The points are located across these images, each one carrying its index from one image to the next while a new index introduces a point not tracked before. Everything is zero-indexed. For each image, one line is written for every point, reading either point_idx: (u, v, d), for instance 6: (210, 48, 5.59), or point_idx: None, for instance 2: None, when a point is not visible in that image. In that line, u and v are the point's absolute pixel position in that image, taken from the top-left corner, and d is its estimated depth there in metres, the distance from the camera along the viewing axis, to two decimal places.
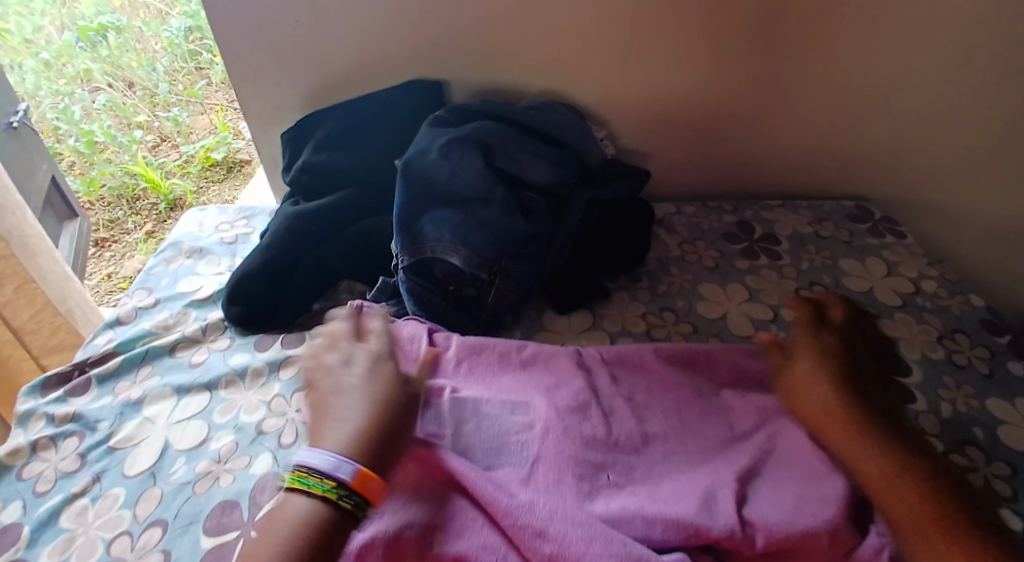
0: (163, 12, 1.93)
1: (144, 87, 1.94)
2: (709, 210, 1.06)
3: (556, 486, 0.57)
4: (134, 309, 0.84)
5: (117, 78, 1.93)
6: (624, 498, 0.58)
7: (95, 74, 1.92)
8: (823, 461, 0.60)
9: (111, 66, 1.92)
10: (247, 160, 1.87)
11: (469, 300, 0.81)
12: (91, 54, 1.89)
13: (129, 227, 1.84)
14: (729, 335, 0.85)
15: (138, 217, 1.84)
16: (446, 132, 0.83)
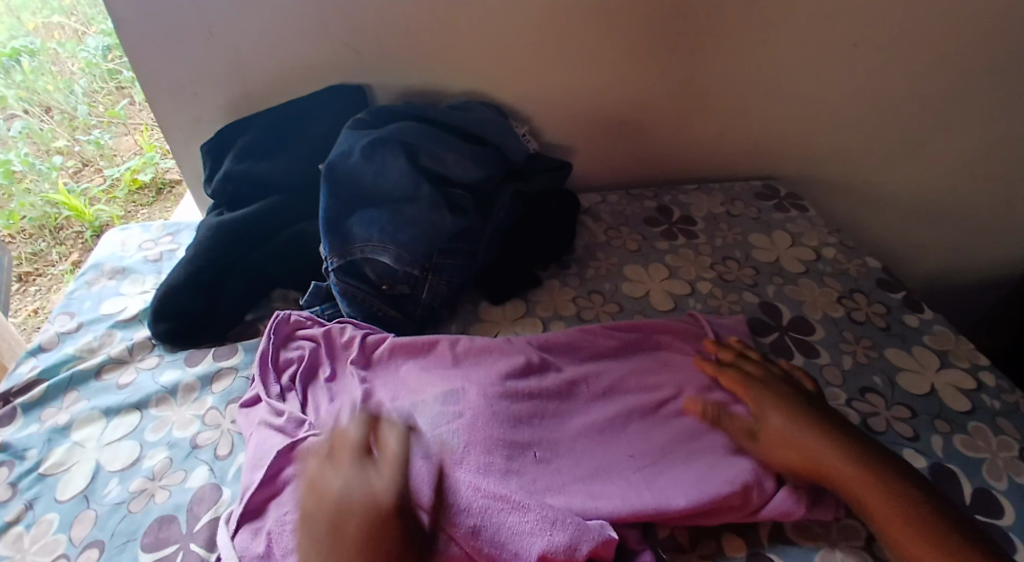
0: (78, 31, 1.84)
1: (62, 110, 1.83)
2: (631, 197, 1.11)
3: (487, 467, 0.58)
4: (55, 335, 0.83)
5: (34, 103, 1.79)
6: (550, 476, 0.61)
7: (8, 102, 1.74)
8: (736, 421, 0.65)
9: (26, 91, 1.76)
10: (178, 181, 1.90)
11: (403, 297, 0.83)
12: (1, 80, 1.72)
13: (53, 259, 1.77)
14: (652, 311, 0.90)
15: (62, 247, 1.77)
16: (367, 134, 0.86)
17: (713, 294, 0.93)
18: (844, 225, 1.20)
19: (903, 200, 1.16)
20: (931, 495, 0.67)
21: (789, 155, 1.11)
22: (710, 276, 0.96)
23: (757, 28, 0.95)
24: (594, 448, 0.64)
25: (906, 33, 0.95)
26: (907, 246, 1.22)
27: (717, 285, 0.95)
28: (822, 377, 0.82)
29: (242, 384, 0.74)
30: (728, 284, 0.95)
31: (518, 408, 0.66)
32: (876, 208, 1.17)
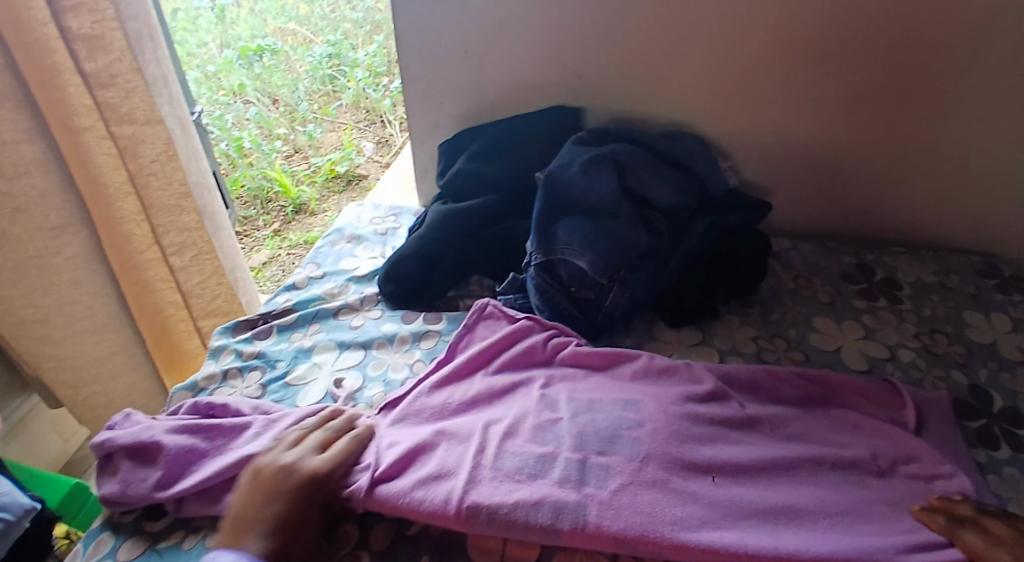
0: (308, 40, 2.36)
1: (286, 104, 2.24)
2: (829, 250, 1.06)
3: (662, 483, 0.60)
4: (305, 278, 0.98)
5: (264, 94, 2.22)
6: (724, 503, 0.60)
7: (246, 90, 2.20)
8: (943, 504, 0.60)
9: (261, 83, 2.22)
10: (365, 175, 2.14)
11: (587, 301, 0.88)
12: (246, 71, 2.20)
13: (260, 224, 2.01)
14: (841, 367, 0.86)
15: (268, 216, 2.03)
16: (586, 151, 0.92)
17: (916, 366, 0.86)
18: None
19: None
20: None
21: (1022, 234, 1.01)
22: (913, 345, 0.89)
23: (1006, 92, 0.89)
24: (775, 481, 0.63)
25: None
26: None
27: (919, 356, 0.87)
28: None
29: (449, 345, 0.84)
30: (936, 358, 0.87)
31: (700, 431, 0.66)
32: None
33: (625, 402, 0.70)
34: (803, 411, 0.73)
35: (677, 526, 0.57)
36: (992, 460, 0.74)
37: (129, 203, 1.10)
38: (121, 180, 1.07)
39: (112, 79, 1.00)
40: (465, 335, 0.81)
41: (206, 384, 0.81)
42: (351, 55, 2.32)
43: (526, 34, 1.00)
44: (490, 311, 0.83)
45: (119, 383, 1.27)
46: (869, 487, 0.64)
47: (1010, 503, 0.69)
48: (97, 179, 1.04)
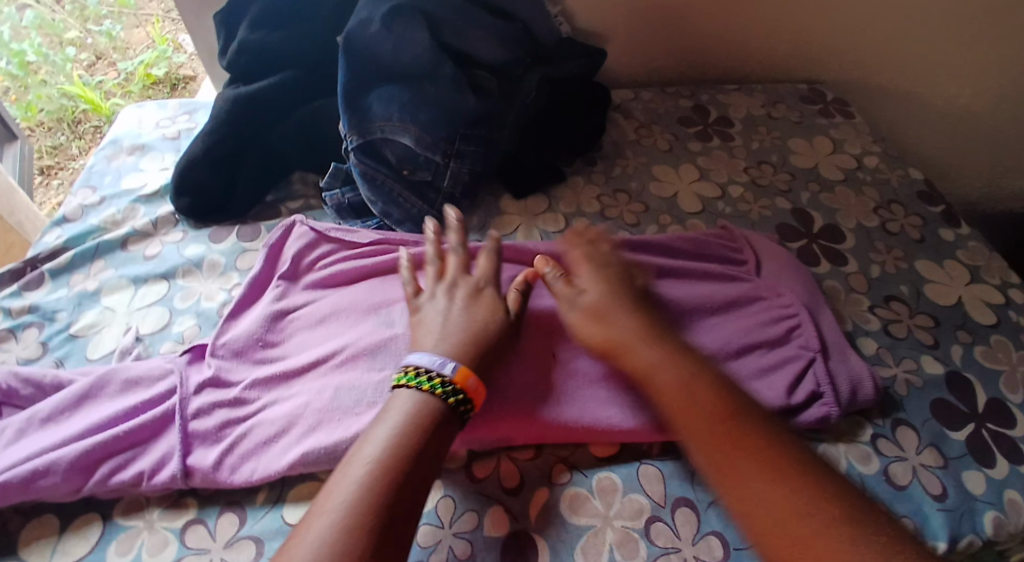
0: None
1: None
2: (666, 95, 1.04)
3: (502, 373, 0.58)
4: (78, 207, 0.82)
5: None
6: (563, 382, 0.60)
7: None
8: (767, 351, 0.64)
9: None
10: (191, 75, 1.81)
11: (423, 184, 0.81)
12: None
13: (74, 153, 1.70)
14: (680, 212, 0.86)
15: (82, 141, 1.71)
16: (385, 0, 0.78)
17: (743, 199, 0.88)
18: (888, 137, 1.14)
19: (954, 112, 1.08)
20: (946, 401, 0.66)
21: (843, 54, 1.03)
22: (742, 180, 0.91)
23: None
24: None
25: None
26: (950, 164, 1.16)
27: (748, 190, 0.89)
28: (847, 283, 0.78)
29: None
30: (760, 188, 0.90)
31: (541, 307, 0.64)
32: (930, 114, 1.09)
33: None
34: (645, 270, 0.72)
35: (519, 413, 0.57)
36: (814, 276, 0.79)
37: None
38: None
39: None
40: (272, 263, 0.71)
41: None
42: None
43: None
44: (299, 228, 0.73)
45: None
46: (702, 330, 0.66)
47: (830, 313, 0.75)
48: None
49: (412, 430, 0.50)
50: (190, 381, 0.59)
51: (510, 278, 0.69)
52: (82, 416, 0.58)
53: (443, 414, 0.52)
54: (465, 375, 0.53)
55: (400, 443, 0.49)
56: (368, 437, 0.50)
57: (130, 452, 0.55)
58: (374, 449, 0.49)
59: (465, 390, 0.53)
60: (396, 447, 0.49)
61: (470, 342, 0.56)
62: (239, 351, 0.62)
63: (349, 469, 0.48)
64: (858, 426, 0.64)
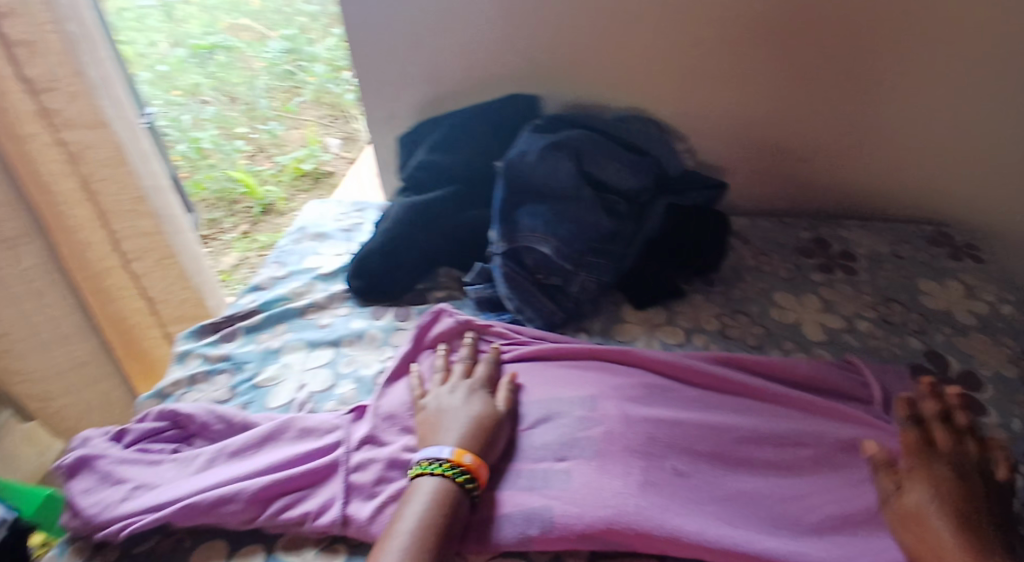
0: (263, 35, 2.23)
1: (246, 102, 2.18)
2: (786, 226, 1.09)
3: (622, 476, 0.61)
4: (269, 278, 0.97)
5: (222, 93, 2.17)
6: (687, 493, 0.61)
7: (201, 89, 2.13)
8: None
9: (218, 82, 2.15)
10: (332, 172, 2.08)
11: (554, 287, 0.89)
12: (200, 68, 2.13)
13: (225, 228, 1.97)
14: (805, 340, 0.88)
15: (234, 218, 1.99)
16: (545, 138, 0.91)
17: (872, 334, 0.89)
18: None
19: None
20: None
21: (970, 202, 1.04)
22: (870, 315, 0.92)
23: (955, 69, 0.91)
24: (740, 470, 0.65)
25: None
26: None
27: (877, 326, 0.90)
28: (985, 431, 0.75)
29: None
30: (889, 325, 0.90)
31: (661, 421, 0.68)
32: None
33: (570, 390, 0.72)
34: (766, 398, 0.74)
35: (640, 519, 0.58)
36: None
37: (82, 209, 1.04)
38: (72, 186, 1.01)
39: (52, 84, 0.93)
40: (416, 348, 0.80)
41: (172, 390, 0.80)
42: (309, 49, 2.21)
43: (476, 20, 0.99)
44: (445, 317, 0.82)
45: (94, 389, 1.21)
46: (831, 468, 0.65)
47: None
48: (46, 189, 0.99)
49: (435, 508, 0.57)
50: (353, 439, 0.68)
51: (627, 382, 0.74)
52: (261, 456, 0.67)
53: (459, 491, 0.60)
54: (462, 454, 0.62)
55: (428, 523, 0.56)
56: (395, 522, 0.57)
57: (294, 494, 0.63)
58: (406, 525, 0.56)
59: (465, 466, 0.61)
60: (424, 528, 0.56)
61: (476, 434, 0.64)
62: (391, 418, 0.70)
63: (388, 544, 0.55)
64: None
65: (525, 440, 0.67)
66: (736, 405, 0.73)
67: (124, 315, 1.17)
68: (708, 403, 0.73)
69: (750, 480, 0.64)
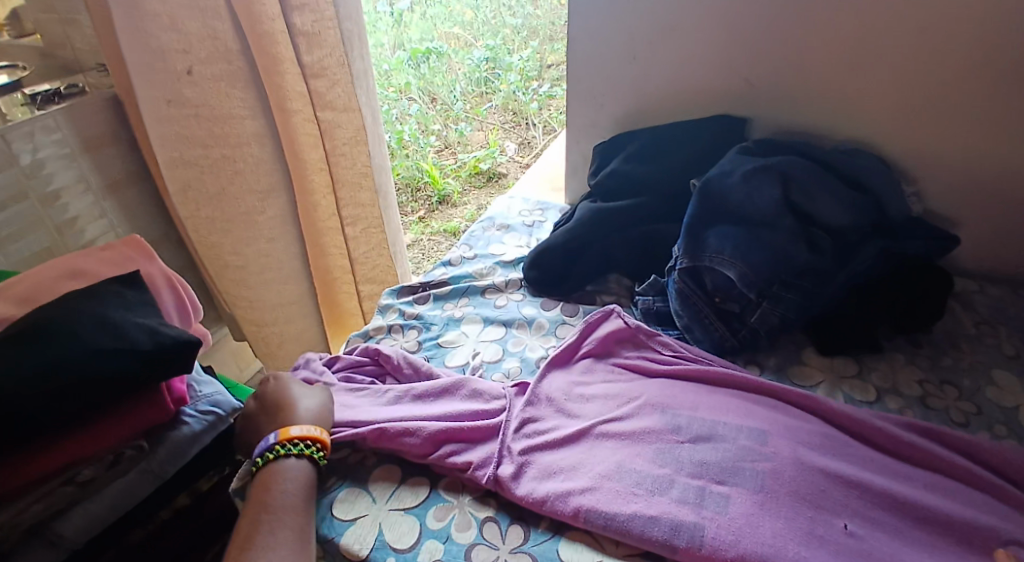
0: (470, 45, 2.43)
1: (443, 104, 2.36)
2: (1020, 297, 0.96)
3: (786, 519, 0.60)
4: (459, 256, 1.06)
5: (426, 93, 2.35)
6: (857, 556, 0.58)
7: (411, 88, 2.33)
8: None
9: (424, 82, 2.33)
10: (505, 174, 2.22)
11: (730, 313, 0.87)
12: (413, 70, 2.32)
13: (407, 211, 2.16)
14: (1023, 427, 0.77)
15: (415, 204, 2.17)
16: (751, 161, 0.90)
17: None
18: None
19: None
20: None
21: None
22: None
23: None
24: (922, 547, 0.60)
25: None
26: None
27: None
28: None
29: None
30: None
31: (835, 473, 0.64)
32: None
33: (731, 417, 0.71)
34: (963, 480, 0.66)
35: None
36: None
37: (320, 176, 1.19)
38: (318, 157, 1.17)
39: (322, 70, 1.09)
40: (582, 338, 0.84)
41: (376, 333, 0.91)
42: (507, 59, 2.36)
43: (701, 42, 1.01)
44: (614, 318, 0.85)
45: (292, 327, 1.39)
46: None
47: None
48: (298, 154, 1.15)
49: None
50: (516, 411, 0.74)
51: (802, 428, 0.70)
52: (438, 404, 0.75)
53: None
54: None
55: None
56: None
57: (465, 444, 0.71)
58: None
59: None
60: None
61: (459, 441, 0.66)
62: (551, 402, 0.76)
63: None
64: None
65: (680, 451, 0.67)
66: (925, 479, 0.66)
67: (330, 267, 1.32)
68: (890, 469, 0.67)
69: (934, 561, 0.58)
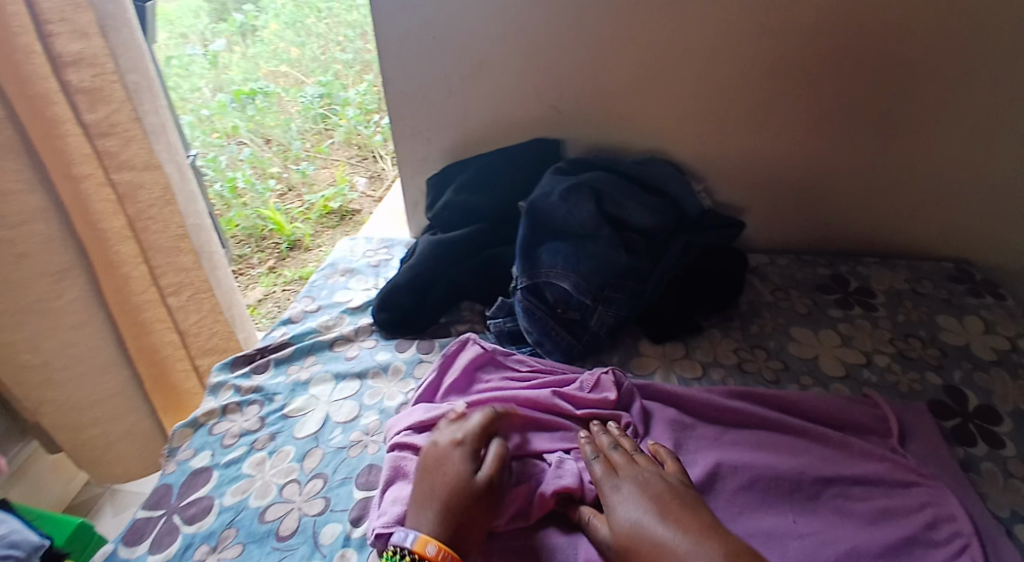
0: (300, 81, 2.37)
1: (280, 143, 2.25)
2: (803, 262, 1.11)
3: None
4: (301, 312, 1.02)
5: (258, 135, 2.26)
6: None
7: (240, 131, 2.24)
8: (912, 533, 0.64)
9: (254, 124, 2.26)
10: (359, 210, 2.13)
11: (573, 321, 0.92)
12: (240, 114, 2.27)
13: (254, 263, 2.01)
14: (821, 374, 0.90)
15: (262, 254, 2.02)
16: (567, 179, 0.97)
17: (890, 369, 0.90)
18: None
19: None
20: None
21: (985, 241, 1.06)
22: (888, 350, 0.93)
23: (962, 110, 0.95)
24: (755, 504, 0.67)
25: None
26: None
27: (895, 361, 0.91)
28: (1006, 469, 0.75)
29: None
30: (908, 361, 0.91)
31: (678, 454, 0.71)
32: None
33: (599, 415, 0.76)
34: (780, 432, 0.75)
35: None
36: (970, 457, 0.76)
37: (128, 246, 1.09)
38: (120, 224, 1.07)
39: (111, 128, 1.01)
40: (442, 373, 0.84)
41: (206, 419, 0.85)
42: (343, 94, 2.33)
43: (506, 71, 1.06)
44: (470, 345, 0.86)
45: (120, 422, 1.25)
46: (846, 507, 0.67)
47: (986, 497, 0.72)
48: (96, 226, 1.05)
49: None
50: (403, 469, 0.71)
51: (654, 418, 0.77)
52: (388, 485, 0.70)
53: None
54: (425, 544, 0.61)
55: None
56: None
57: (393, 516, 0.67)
58: None
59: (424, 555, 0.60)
60: None
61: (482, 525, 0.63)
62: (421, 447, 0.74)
63: None
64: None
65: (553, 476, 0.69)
66: (750, 439, 0.74)
67: (157, 346, 1.21)
68: (723, 439, 0.75)
69: (766, 515, 0.66)
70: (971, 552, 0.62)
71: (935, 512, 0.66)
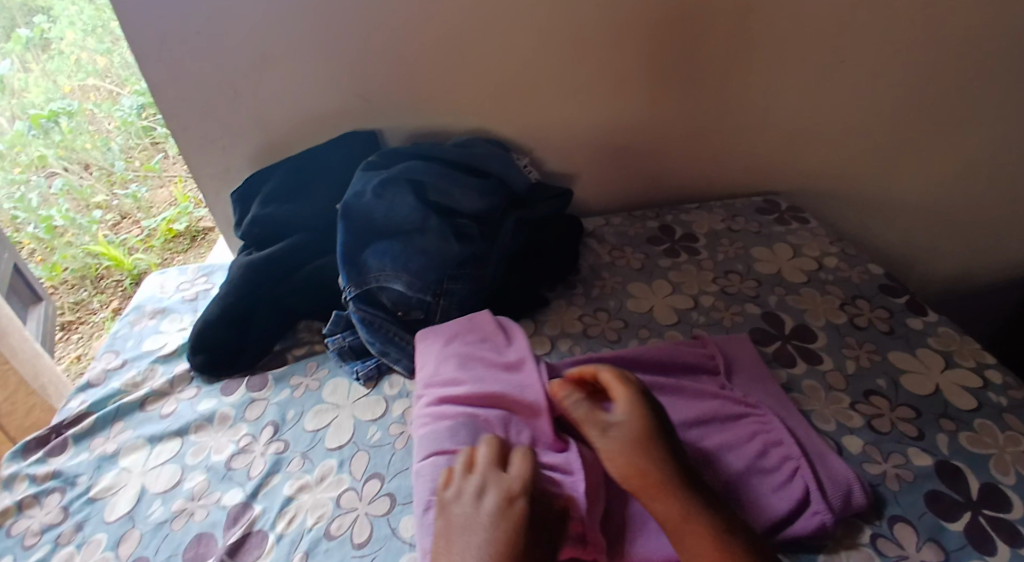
0: (113, 93, 2.00)
1: (100, 166, 1.96)
2: (634, 218, 1.14)
3: None
4: (102, 372, 0.91)
5: (72, 160, 1.93)
6: None
7: (48, 160, 1.88)
8: (748, 468, 0.67)
9: (64, 150, 1.91)
10: (210, 227, 1.95)
11: (418, 322, 0.88)
12: (44, 140, 1.87)
13: (94, 307, 1.79)
14: (656, 325, 0.93)
15: (103, 296, 1.81)
16: (377, 174, 0.92)
17: (715, 307, 0.95)
18: (864, 242, 1.21)
19: (917, 211, 1.16)
20: (939, 492, 0.68)
21: (790, 170, 1.13)
22: (712, 289, 0.98)
23: (741, 48, 0.98)
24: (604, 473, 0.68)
25: (908, 42, 0.96)
26: (927, 256, 1.22)
27: (719, 298, 0.96)
28: (824, 382, 0.82)
29: (274, 411, 0.81)
30: (730, 296, 0.96)
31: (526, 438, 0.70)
32: (890, 215, 1.17)
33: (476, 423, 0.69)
34: None
35: None
36: (792, 378, 0.83)
37: None
38: None
39: None
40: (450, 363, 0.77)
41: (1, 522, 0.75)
42: None
43: (295, 62, 0.98)
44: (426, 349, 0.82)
45: None
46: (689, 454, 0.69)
47: (812, 414, 0.78)
48: None
49: None
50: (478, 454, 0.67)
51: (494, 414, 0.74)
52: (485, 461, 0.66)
53: None
54: None
55: None
56: None
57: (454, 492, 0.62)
58: None
59: None
60: None
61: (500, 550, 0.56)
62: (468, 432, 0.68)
63: None
64: (856, 530, 0.66)
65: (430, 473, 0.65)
66: None
67: None
68: None
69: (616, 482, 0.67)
70: (802, 472, 0.67)
71: (764, 440, 0.70)
